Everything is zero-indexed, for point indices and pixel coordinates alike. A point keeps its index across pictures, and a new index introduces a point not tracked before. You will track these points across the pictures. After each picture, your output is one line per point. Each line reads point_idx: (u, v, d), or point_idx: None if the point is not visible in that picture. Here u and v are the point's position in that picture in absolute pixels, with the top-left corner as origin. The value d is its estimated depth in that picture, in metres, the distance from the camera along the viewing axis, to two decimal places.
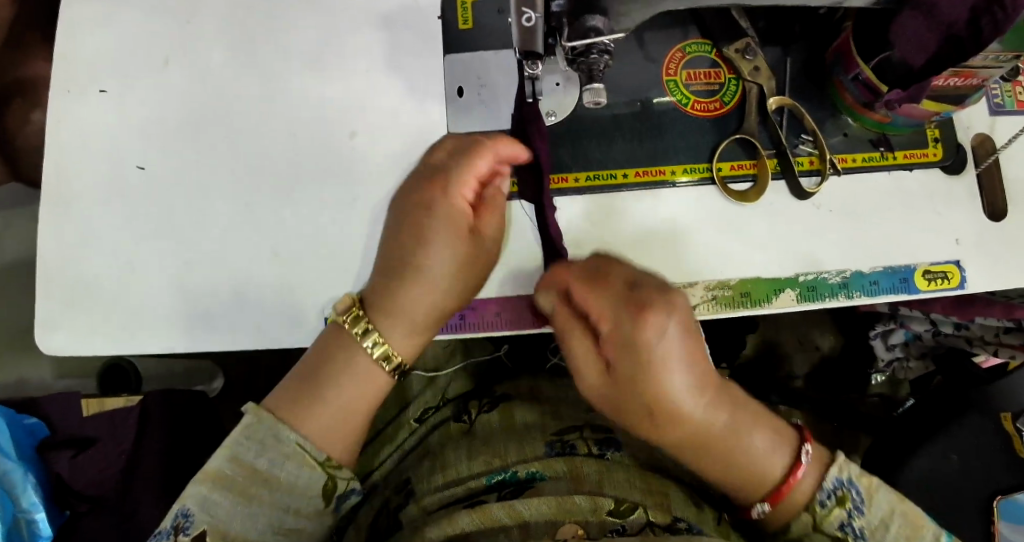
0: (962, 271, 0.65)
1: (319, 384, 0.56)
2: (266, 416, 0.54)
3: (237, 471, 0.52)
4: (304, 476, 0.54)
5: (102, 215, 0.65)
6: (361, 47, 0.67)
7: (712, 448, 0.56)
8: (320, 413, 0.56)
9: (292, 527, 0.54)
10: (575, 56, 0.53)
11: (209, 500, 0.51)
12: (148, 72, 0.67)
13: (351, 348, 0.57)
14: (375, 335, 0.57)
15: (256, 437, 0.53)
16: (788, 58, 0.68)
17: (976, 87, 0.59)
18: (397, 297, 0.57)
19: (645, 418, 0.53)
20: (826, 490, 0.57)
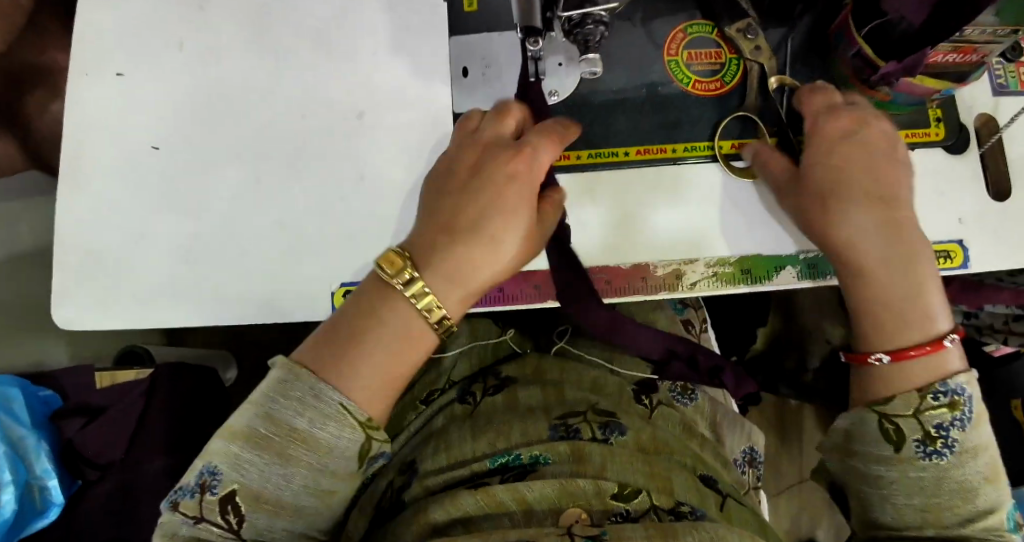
0: (965, 250, 0.65)
1: (360, 345, 0.53)
2: (305, 374, 0.51)
3: (272, 430, 0.50)
4: (344, 437, 0.51)
5: (116, 193, 0.67)
6: (367, 29, 0.69)
7: (900, 298, 0.57)
8: (365, 361, 0.53)
9: (327, 490, 0.51)
10: (572, 27, 0.54)
11: (240, 459, 0.50)
12: (163, 56, 0.69)
13: (399, 310, 0.54)
14: (428, 297, 0.54)
15: (293, 396, 0.50)
16: (789, 38, 0.68)
17: (977, 65, 0.60)
18: (452, 259, 0.54)
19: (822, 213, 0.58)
20: (946, 386, 0.54)
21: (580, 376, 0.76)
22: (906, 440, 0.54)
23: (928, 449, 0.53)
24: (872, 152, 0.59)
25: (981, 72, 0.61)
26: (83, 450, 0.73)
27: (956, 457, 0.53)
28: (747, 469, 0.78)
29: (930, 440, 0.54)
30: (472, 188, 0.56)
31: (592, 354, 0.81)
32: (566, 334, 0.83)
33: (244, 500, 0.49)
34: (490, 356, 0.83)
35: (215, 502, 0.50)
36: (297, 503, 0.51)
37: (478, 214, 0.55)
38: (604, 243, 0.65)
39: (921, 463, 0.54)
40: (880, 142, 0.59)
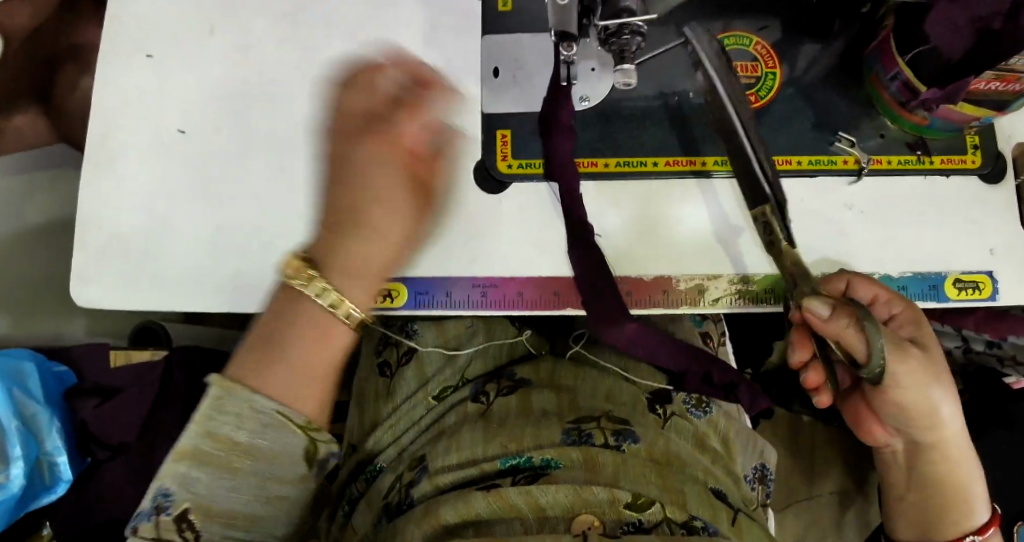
0: (994, 281, 0.64)
1: (273, 352, 0.53)
2: (234, 387, 0.51)
3: (215, 447, 0.51)
4: (287, 441, 0.53)
5: (139, 177, 0.67)
6: (400, 24, 0.68)
7: (964, 472, 0.62)
8: (286, 366, 0.53)
9: (278, 493, 0.54)
10: (607, 37, 0.53)
11: (190, 480, 0.51)
12: (193, 41, 0.69)
13: (305, 308, 0.55)
14: (330, 292, 0.54)
15: (229, 411, 0.51)
16: (826, 56, 0.67)
17: (1019, 93, 0.58)
18: (340, 254, 0.55)
19: (917, 404, 0.58)
20: None
21: (594, 383, 0.75)
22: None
23: None
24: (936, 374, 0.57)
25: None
26: (94, 428, 0.74)
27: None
28: (757, 485, 0.76)
29: None
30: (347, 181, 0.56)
31: (610, 362, 0.78)
32: (582, 338, 0.81)
33: (197, 517, 0.51)
34: (504, 356, 0.80)
35: (170, 521, 0.51)
36: (249, 510, 0.54)
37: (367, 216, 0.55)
38: (636, 251, 0.64)
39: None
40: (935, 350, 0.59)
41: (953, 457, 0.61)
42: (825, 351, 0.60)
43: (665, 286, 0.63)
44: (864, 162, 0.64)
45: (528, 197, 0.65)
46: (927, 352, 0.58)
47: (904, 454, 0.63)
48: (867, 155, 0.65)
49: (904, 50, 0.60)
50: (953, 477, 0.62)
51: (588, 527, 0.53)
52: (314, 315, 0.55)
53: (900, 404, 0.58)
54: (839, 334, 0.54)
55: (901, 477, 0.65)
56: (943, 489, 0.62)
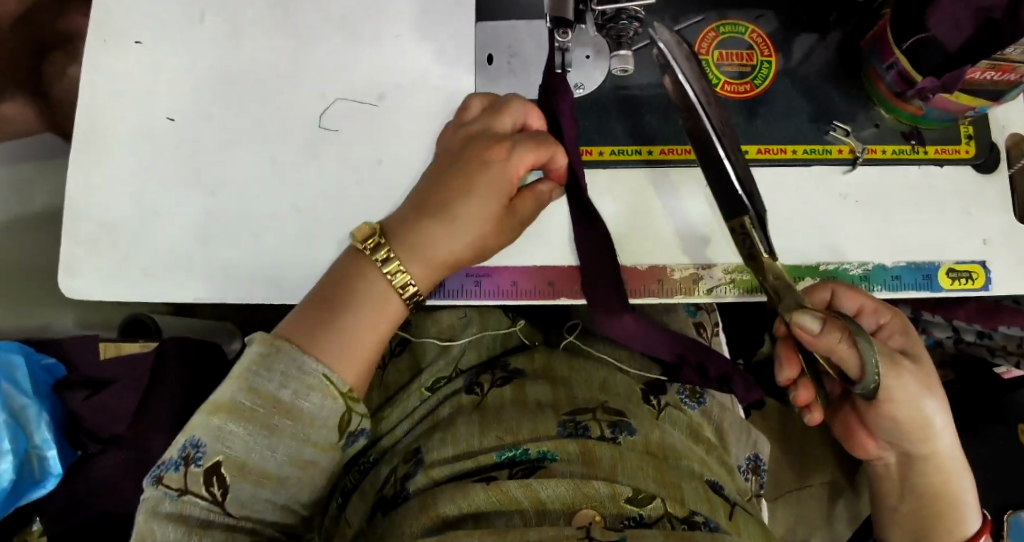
0: (987, 271, 0.64)
1: (329, 323, 0.53)
2: (284, 344, 0.51)
3: (254, 401, 0.49)
4: (325, 408, 0.51)
5: (128, 165, 0.66)
6: (395, 10, 0.67)
7: (958, 483, 0.61)
8: (349, 328, 0.53)
9: (309, 459, 0.51)
10: (604, 22, 0.53)
11: (224, 431, 0.48)
12: (182, 26, 0.68)
13: (369, 287, 0.55)
14: (397, 266, 0.55)
15: (276, 368, 0.50)
16: (822, 44, 0.67)
17: (1014, 85, 0.57)
18: (428, 244, 0.56)
19: (914, 414, 0.58)
20: None
21: (589, 374, 0.74)
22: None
23: None
24: (929, 384, 0.58)
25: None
26: (84, 420, 0.73)
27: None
28: (751, 475, 0.77)
29: None
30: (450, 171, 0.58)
31: (602, 351, 0.78)
32: (576, 329, 0.81)
33: (229, 470, 0.48)
34: (498, 347, 0.79)
35: (199, 473, 0.48)
36: (279, 474, 0.50)
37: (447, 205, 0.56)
38: (634, 240, 0.64)
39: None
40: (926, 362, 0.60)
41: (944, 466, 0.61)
42: (812, 364, 0.59)
43: (661, 274, 0.63)
44: (859, 152, 0.64)
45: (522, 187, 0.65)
46: (919, 364, 0.59)
47: (896, 465, 0.63)
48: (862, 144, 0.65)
49: (901, 39, 0.60)
50: (948, 487, 0.61)
51: (589, 523, 0.53)
52: (382, 293, 0.55)
53: (893, 415, 0.58)
54: (831, 350, 0.52)
55: (894, 488, 0.64)
56: (939, 500, 0.62)
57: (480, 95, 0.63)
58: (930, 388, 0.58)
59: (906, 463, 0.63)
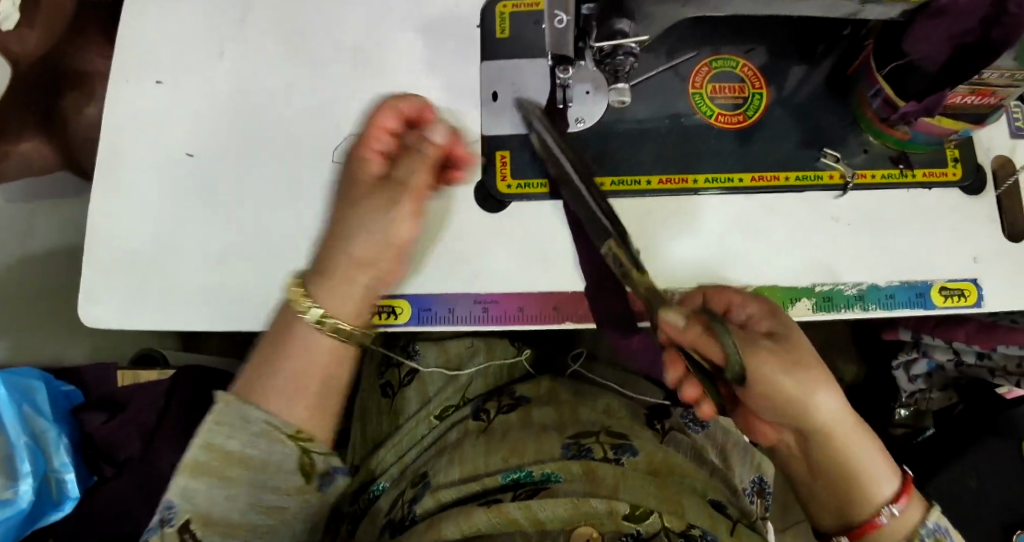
0: (979, 289, 0.67)
1: (268, 372, 0.55)
2: (233, 398, 0.53)
3: (209, 457, 0.52)
4: (276, 452, 0.53)
5: (149, 197, 0.69)
6: (402, 49, 0.71)
7: (851, 443, 0.54)
8: (284, 378, 0.55)
9: (274, 505, 0.55)
10: (602, 57, 0.53)
11: (189, 490, 0.52)
12: (201, 69, 0.72)
13: (299, 332, 0.56)
14: (317, 310, 0.56)
15: (224, 422, 0.52)
16: (813, 76, 0.70)
17: (994, 107, 0.61)
18: (329, 268, 0.57)
19: (793, 378, 0.52)
20: (928, 528, 0.54)
21: (596, 399, 0.75)
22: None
23: None
24: (805, 363, 0.53)
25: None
26: (100, 443, 0.75)
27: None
28: (755, 499, 0.74)
29: None
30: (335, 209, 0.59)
31: (608, 379, 0.80)
32: (581, 357, 0.83)
33: (199, 526, 0.52)
34: (504, 377, 0.80)
35: (174, 532, 0.51)
36: (245, 521, 0.54)
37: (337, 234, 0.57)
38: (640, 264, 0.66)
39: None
40: (803, 342, 0.55)
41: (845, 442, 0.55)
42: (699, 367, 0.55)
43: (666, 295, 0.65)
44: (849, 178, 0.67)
45: (527, 214, 0.66)
46: (791, 342, 0.55)
47: (797, 444, 0.57)
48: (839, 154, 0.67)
49: (882, 64, 0.62)
50: (844, 451, 0.55)
51: None
52: (314, 337, 0.56)
53: (772, 396, 0.52)
54: (695, 343, 0.50)
55: (804, 469, 0.58)
56: (838, 469, 0.55)
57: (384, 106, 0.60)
58: (795, 365, 0.52)
59: (801, 440, 0.56)
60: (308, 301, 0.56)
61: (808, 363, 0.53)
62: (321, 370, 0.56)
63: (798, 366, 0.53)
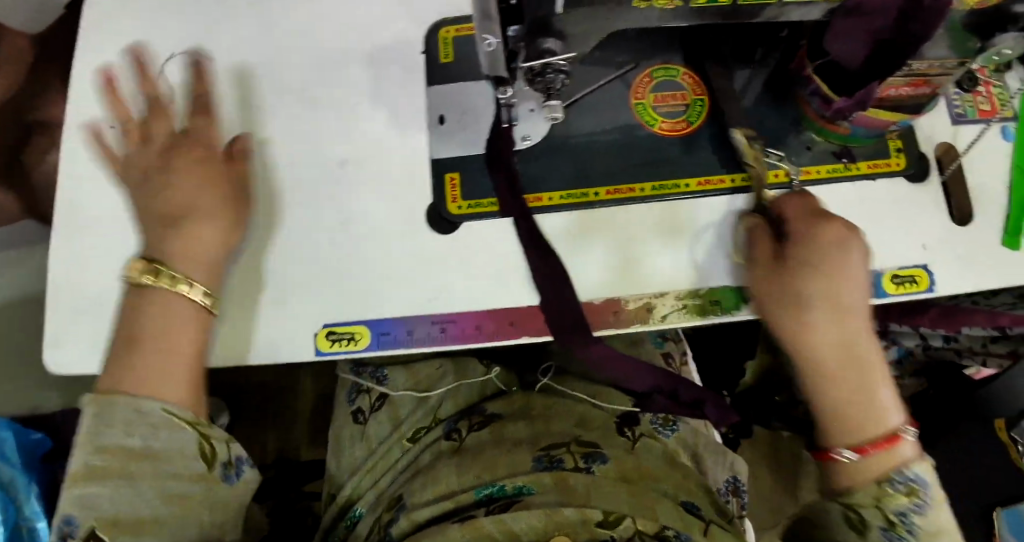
0: (930, 274, 0.68)
1: (135, 346, 0.57)
2: (116, 395, 0.53)
3: (108, 458, 0.51)
4: (177, 439, 0.54)
5: (107, 241, 0.70)
6: (349, 79, 0.72)
7: (843, 361, 0.58)
8: (141, 358, 0.56)
9: (182, 493, 0.55)
10: (534, 76, 0.54)
11: (89, 494, 0.51)
12: (151, 112, 0.73)
13: (148, 296, 0.60)
14: (183, 283, 0.60)
15: (117, 419, 0.53)
16: (756, 79, 0.71)
17: (930, 96, 0.63)
18: (198, 234, 0.63)
19: (814, 294, 0.58)
20: (902, 474, 0.55)
21: (566, 410, 0.76)
22: (871, 527, 0.56)
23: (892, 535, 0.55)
24: (829, 266, 0.58)
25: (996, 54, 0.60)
26: None
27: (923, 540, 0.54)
28: (730, 498, 0.76)
29: (893, 527, 0.55)
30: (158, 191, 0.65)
31: (577, 391, 0.79)
32: (550, 371, 0.83)
33: (105, 530, 0.51)
34: (476, 396, 0.80)
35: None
36: (156, 517, 0.53)
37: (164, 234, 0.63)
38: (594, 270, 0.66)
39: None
40: (835, 237, 0.59)
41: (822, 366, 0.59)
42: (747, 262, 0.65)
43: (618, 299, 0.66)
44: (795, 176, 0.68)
45: (480, 233, 0.67)
46: (800, 251, 0.59)
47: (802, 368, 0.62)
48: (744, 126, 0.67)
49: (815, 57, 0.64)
50: (833, 367, 0.59)
51: None
52: (159, 305, 0.59)
53: (775, 310, 0.60)
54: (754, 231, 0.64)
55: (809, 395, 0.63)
56: (826, 402, 0.59)
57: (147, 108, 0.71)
58: (823, 298, 0.58)
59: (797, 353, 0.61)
60: (165, 270, 0.60)
61: (803, 280, 0.59)
62: (184, 342, 0.59)
63: (790, 274, 0.59)
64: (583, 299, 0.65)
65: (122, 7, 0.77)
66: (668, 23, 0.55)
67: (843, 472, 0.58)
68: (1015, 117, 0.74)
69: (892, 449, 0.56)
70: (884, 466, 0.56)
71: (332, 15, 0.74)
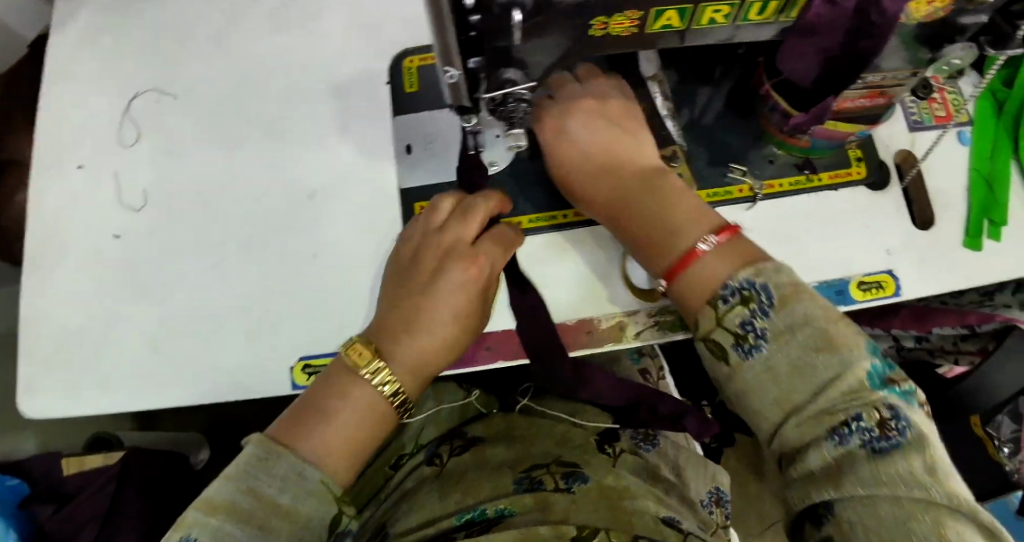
0: (896, 279, 0.69)
1: (314, 421, 0.54)
2: (284, 450, 0.51)
3: (255, 503, 0.49)
4: (319, 510, 0.51)
5: (78, 282, 0.69)
6: (316, 112, 0.73)
7: (623, 197, 0.61)
8: (335, 432, 0.54)
9: None
10: (496, 106, 0.56)
11: (223, 532, 0.47)
12: (118, 151, 0.73)
13: (355, 392, 0.55)
14: (384, 373, 0.56)
15: (276, 472, 0.50)
16: (716, 96, 0.73)
17: (886, 106, 0.65)
18: (414, 331, 0.58)
19: (577, 160, 0.64)
20: (728, 288, 0.50)
21: (546, 432, 0.76)
22: (726, 350, 0.50)
23: (870, 434, 0.43)
24: (614, 145, 0.63)
25: (946, 67, 0.61)
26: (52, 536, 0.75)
27: (774, 344, 0.47)
28: (714, 508, 0.76)
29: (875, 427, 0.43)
30: (419, 288, 0.59)
31: (556, 410, 0.81)
32: (529, 393, 0.83)
33: None
34: (457, 419, 0.81)
35: None
36: None
37: (416, 326, 0.58)
38: (567, 292, 0.68)
39: (744, 366, 0.48)
40: (619, 113, 0.65)
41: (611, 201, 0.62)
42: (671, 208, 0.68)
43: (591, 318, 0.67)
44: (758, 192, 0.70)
45: None
46: (561, 134, 0.64)
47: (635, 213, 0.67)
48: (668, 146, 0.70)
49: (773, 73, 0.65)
50: (621, 196, 0.61)
51: None
52: (367, 397, 0.55)
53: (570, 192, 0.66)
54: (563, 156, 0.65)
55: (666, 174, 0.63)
56: (627, 230, 0.61)
57: (451, 195, 0.64)
58: (591, 175, 0.63)
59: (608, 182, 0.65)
60: (377, 363, 0.56)
61: (585, 183, 0.64)
62: (365, 440, 0.55)
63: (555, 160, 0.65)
64: (556, 320, 0.67)
65: (83, 46, 0.76)
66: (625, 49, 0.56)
67: (686, 285, 0.53)
68: (971, 121, 0.76)
69: (713, 252, 0.52)
70: (740, 249, 0.52)
71: (297, 50, 0.75)
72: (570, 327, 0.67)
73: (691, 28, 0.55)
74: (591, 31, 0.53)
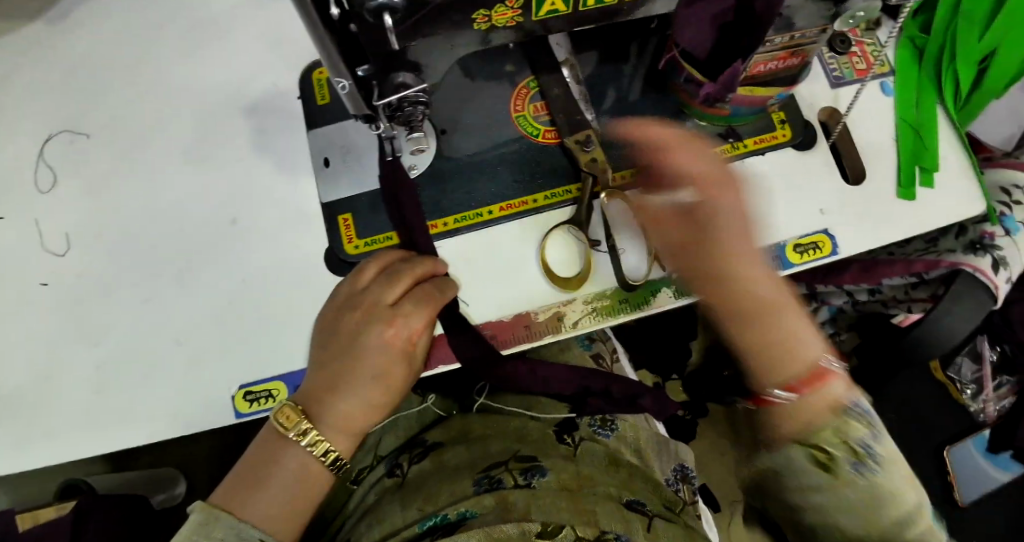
0: (831, 238, 0.69)
1: (253, 484, 0.54)
2: (223, 512, 0.51)
3: None
4: None
5: (9, 337, 0.68)
6: (233, 136, 0.72)
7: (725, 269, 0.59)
8: (269, 492, 0.54)
9: None
10: (393, 110, 0.55)
11: None
12: (36, 199, 0.71)
13: (286, 456, 0.55)
14: (313, 432, 0.55)
15: (216, 535, 0.50)
16: (632, 73, 0.72)
17: (801, 66, 0.65)
18: (341, 392, 0.56)
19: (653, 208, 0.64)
20: None
21: (503, 429, 0.76)
22: None
23: None
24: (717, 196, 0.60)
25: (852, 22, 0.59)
26: None
27: None
28: (681, 485, 0.77)
29: None
30: (344, 353, 0.57)
31: (512, 405, 0.80)
32: (485, 390, 0.82)
33: None
34: (415, 425, 0.81)
35: None
36: None
37: (344, 391, 0.56)
38: (500, 289, 0.67)
39: None
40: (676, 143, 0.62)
41: (753, 290, 0.59)
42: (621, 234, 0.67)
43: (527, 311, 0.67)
44: None
45: None
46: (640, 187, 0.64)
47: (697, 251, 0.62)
48: (579, 131, 0.67)
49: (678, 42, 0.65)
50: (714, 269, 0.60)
51: None
52: (298, 460, 0.55)
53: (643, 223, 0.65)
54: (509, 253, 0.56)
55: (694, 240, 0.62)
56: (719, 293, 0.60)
57: (374, 257, 0.61)
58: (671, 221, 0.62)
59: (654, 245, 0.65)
60: (306, 423, 0.55)
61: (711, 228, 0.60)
62: (305, 499, 0.55)
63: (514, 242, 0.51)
64: (476, 323, 0.66)
65: None
66: (517, 37, 0.55)
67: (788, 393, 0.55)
68: (890, 71, 0.75)
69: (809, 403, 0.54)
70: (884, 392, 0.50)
71: (207, 74, 0.74)
72: (512, 326, 0.66)
73: (578, 11, 0.54)
74: (475, 25, 0.52)
